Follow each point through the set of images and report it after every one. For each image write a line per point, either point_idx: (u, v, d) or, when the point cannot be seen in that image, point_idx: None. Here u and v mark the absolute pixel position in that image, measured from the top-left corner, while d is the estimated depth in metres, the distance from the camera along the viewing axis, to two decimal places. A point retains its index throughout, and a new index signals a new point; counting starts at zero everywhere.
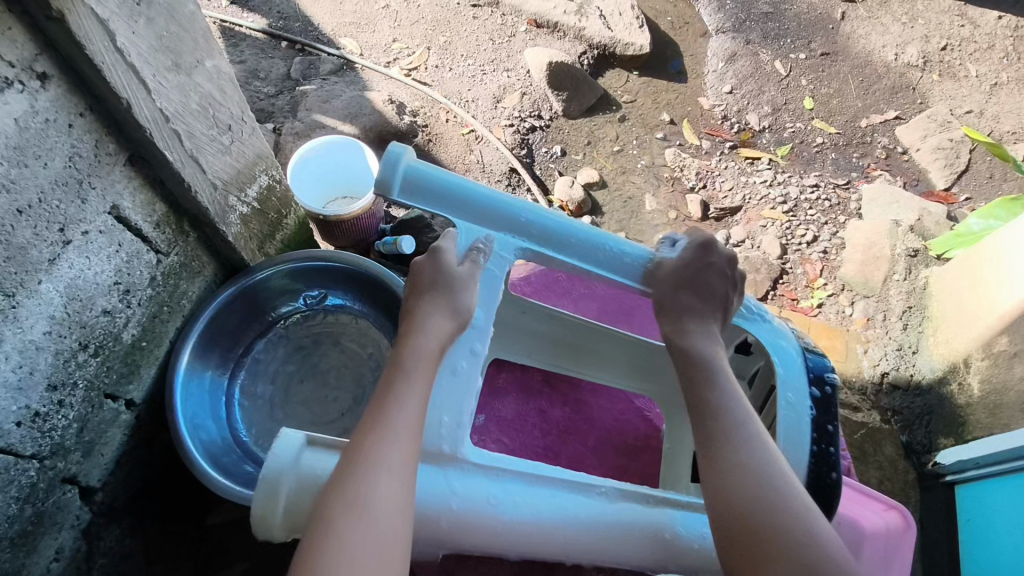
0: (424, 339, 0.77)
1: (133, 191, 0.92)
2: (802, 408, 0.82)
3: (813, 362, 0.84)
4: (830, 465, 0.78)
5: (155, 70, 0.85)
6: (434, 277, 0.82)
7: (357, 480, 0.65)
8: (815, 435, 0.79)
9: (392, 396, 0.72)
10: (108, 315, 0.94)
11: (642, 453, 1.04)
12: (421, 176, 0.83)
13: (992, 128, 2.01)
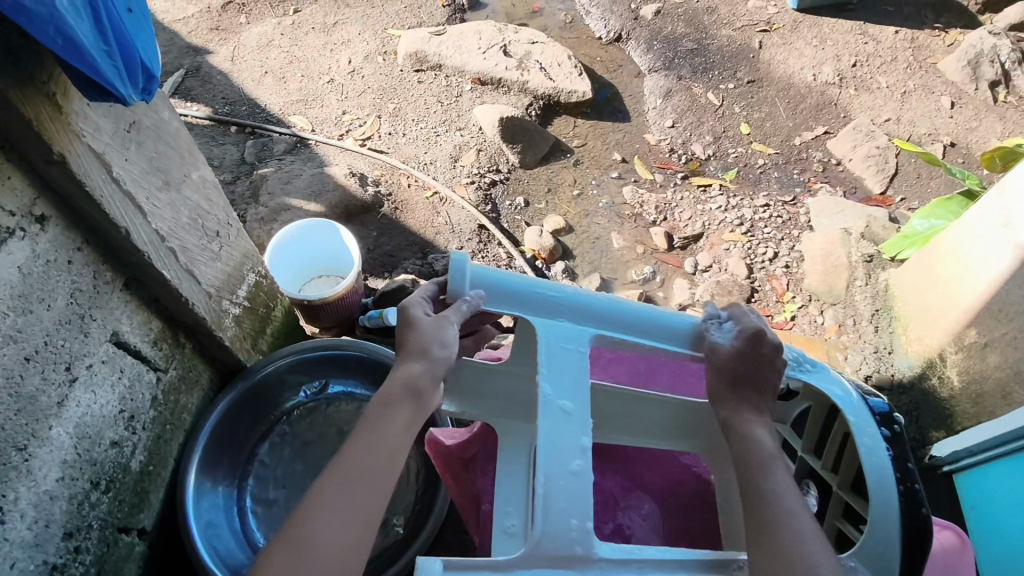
0: (389, 382, 0.75)
1: (131, 313, 0.90)
2: (880, 450, 0.77)
3: (874, 403, 0.81)
4: (919, 501, 0.74)
5: (148, 192, 0.84)
6: (427, 330, 0.77)
7: (309, 515, 0.65)
8: (899, 475, 0.75)
9: (360, 436, 0.71)
10: (116, 446, 0.90)
11: (699, 509, 1.02)
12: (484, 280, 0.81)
13: (910, 132, 2.20)
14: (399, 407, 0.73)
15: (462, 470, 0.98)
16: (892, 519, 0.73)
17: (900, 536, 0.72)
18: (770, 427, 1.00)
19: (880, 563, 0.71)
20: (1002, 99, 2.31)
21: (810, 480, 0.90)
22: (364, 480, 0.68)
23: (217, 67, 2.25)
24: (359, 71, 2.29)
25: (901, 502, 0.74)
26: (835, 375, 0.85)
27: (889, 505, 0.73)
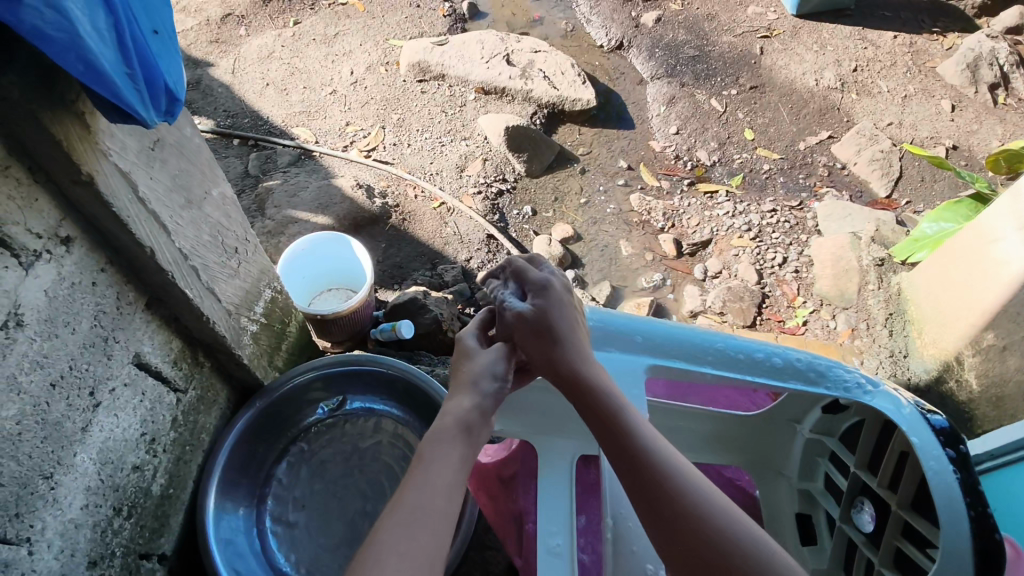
0: (442, 419, 0.77)
1: (152, 333, 0.88)
2: (948, 475, 0.76)
3: (934, 420, 0.80)
4: (992, 526, 0.73)
5: (171, 211, 0.82)
6: (478, 365, 0.84)
7: (374, 555, 0.62)
8: (969, 498, 0.74)
9: (417, 475, 0.70)
10: (138, 470, 0.88)
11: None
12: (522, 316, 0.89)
13: (913, 135, 2.21)
14: (452, 445, 0.74)
15: (500, 490, 0.99)
16: (963, 537, 0.72)
17: (972, 557, 0.71)
18: (814, 439, 0.99)
19: None
20: (1002, 101, 2.32)
21: (866, 498, 0.89)
22: (428, 520, 0.66)
23: (218, 79, 2.23)
24: (361, 83, 2.28)
25: (973, 524, 0.73)
26: (886, 394, 0.84)
27: (960, 526, 0.72)
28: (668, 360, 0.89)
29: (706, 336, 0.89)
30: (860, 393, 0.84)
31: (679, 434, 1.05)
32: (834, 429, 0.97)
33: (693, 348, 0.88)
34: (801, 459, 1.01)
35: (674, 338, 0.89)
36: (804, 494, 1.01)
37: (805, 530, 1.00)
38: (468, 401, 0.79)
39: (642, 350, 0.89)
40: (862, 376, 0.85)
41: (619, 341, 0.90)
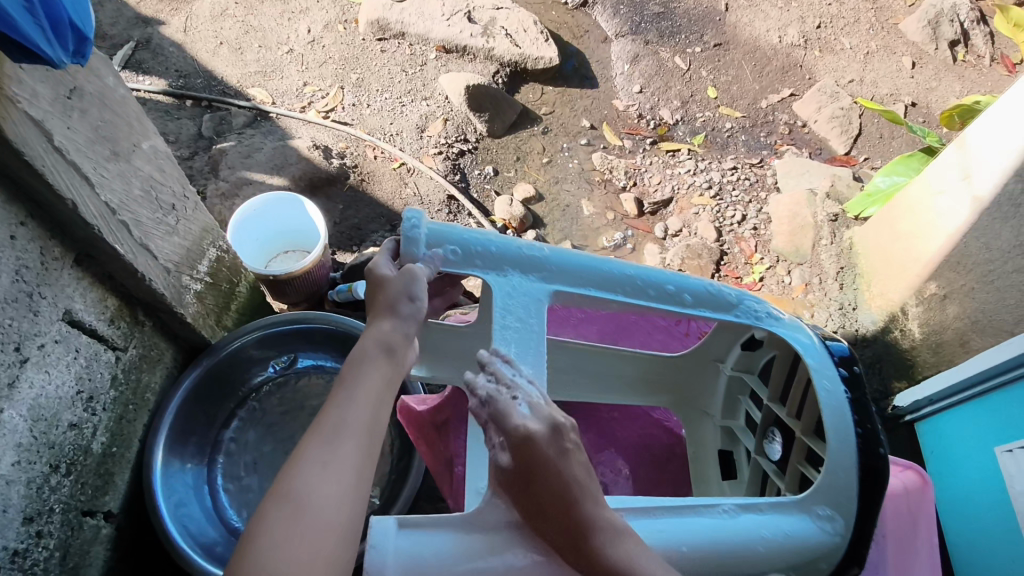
0: (363, 340, 0.75)
1: (84, 291, 0.87)
2: (839, 395, 0.79)
3: (834, 347, 0.83)
4: (876, 443, 0.77)
5: (95, 162, 0.80)
6: (395, 286, 0.77)
7: (296, 474, 0.62)
8: (858, 416, 0.77)
9: (339, 393, 0.70)
10: (75, 428, 0.88)
11: (668, 463, 1.13)
12: (445, 235, 0.80)
13: (873, 92, 2.22)
14: (375, 362, 0.73)
15: (435, 435, 1.01)
16: (849, 458, 0.76)
17: (858, 473, 0.76)
18: (735, 376, 1.02)
19: (841, 503, 0.76)
20: (961, 58, 2.34)
21: (776, 428, 0.92)
22: (351, 436, 0.66)
23: (169, 38, 2.14)
24: (319, 41, 2.22)
25: (861, 443, 0.76)
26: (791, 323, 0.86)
27: (848, 446, 0.76)
28: (572, 286, 0.82)
29: (618, 264, 0.84)
30: (769, 321, 0.85)
31: (609, 378, 1.07)
32: (754, 366, 0.99)
33: (596, 273, 0.83)
34: (724, 397, 1.05)
35: (582, 266, 0.83)
36: (725, 431, 1.05)
37: (725, 465, 1.04)
38: (393, 321, 0.76)
39: (545, 276, 0.82)
40: (764, 305, 0.87)
41: (523, 265, 0.81)
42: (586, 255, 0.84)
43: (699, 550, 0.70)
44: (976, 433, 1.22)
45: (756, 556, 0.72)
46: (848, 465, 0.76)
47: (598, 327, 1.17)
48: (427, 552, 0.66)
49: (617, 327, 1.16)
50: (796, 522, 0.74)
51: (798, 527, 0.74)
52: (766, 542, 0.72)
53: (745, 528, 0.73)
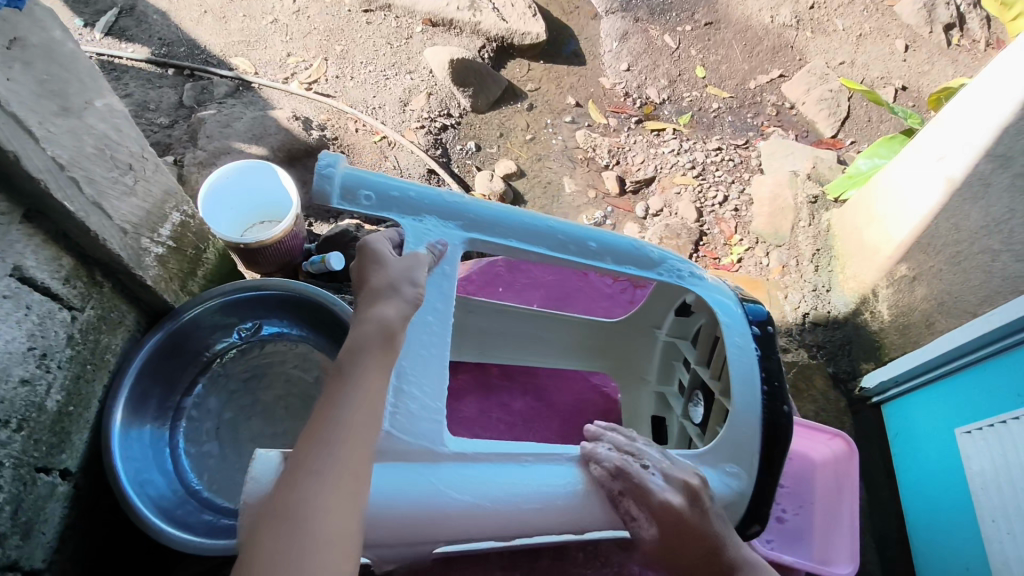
0: (362, 325, 0.71)
1: (35, 249, 0.87)
2: (750, 354, 0.85)
3: (751, 309, 0.88)
4: (780, 400, 0.83)
5: (41, 117, 0.80)
6: (397, 270, 0.75)
7: (297, 486, 0.59)
8: (765, 374, 0.83)
9: (330, 403, 0.65)
10: (28, 384, 0.88)
11: (605, 426, 1.12)
12: (361, 180, 0.79)
13: (863, 75, 2.19)
14: (370, 353, 0.68)
15: None
16: (754, 415, 0.82)
17: (761, 429, 0.82)
18: (671, 342, 1.04)
19: (742, 460, 0.81)
20: (956, 42, 2.31)
21: (700, 391, 0.95)
22: (349, 439, 0.63)
23: (152, 5, 2.11)
24: (304, 12, 2.19)
25: (765, 400, 0.82)
26: (712, 285, 0.90)
27: (753, 405, 0.82)
28: (490, 236, 0.84)
29: (541, 217, 0.85)
30: (691, 280, 0.90)
31: (548, 342, 1.09)
32: (688, 332, 1.01)
33: (514, 225, 0.85)
34: (660, 364, 1.07)
35: (500, 217, 0.84)
36: (660, 397, 1.06)
37: (658, 430, 1.06)
38: (394, 312, 0.72)
39: (463, 226, 0.83)
40: (688, 266, 0.90)
41: (441, 213, 0.83)
42: (505, 208, 0.85)
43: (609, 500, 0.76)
44: (940, 416, 1.24)
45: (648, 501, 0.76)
46: (754, 421, 0.81)
47: (542, 295, 1.20)
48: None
49: (562, 293, 1.20)
50: (695, 474, 0.79)
51: (698, 478, 0.79)
52: None
53: (643, 476, 0.77)
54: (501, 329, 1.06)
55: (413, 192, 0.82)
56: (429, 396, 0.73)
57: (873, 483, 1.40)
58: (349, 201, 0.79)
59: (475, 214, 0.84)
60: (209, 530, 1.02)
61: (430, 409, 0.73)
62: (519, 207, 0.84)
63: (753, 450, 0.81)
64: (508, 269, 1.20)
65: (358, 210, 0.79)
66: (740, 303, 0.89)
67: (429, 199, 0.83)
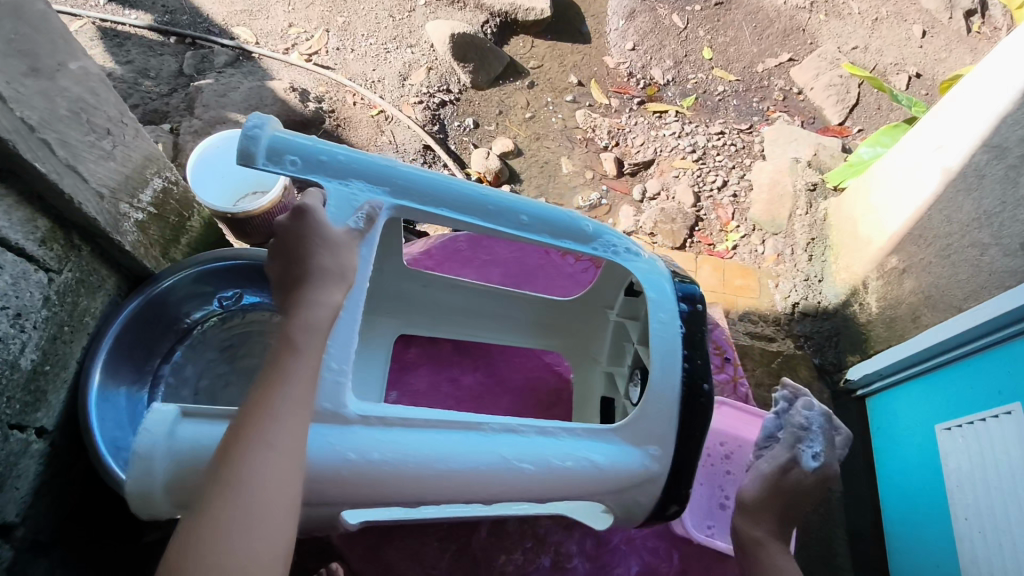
0: (313, 306, 0.68)
1: (8, 210, 0.87)
2: (673, 329, 0.82)
3: (685, 287, 0.86)
4: (701, 379, 0.80)
5: (10, 78, 0.80)
6: (341, 259, 0.73)
7: (242, 455, 0.58)
8: (686, 353, 0.80)
9: (278, 374, 0.64)
10: (1, 343, 0.90)
11: (552, 404, 1.12)
12: (285, 140, 0.76)
13: (876, 61, 2.13)
14: (317, 334, 0.67)
15: None
16: (670, 391, 0.78)
17: (678, 405, 0.79)
18: (620, 322, 1.02)
19: (653, 435, 0.78)
20: (975, 29, 2.23)
21: (639, 371, 0.93)
22: (297, 415, 0.62)
23: None
24: None
25: (684, 377, 0.79)
26: (650, 263, 0.88)
27: (671, 382, 0.79)
28: (419, 203, 0.80)
29: (472, 186, 0.82)
30: (629, 258, 0.87)
31: (500, 318, 1.11)
32: (637, 312, 0.98)
33: (443, 191, 0.81)
34: (611, 344, 1.06)
35: (430, 183, 0.81)
36: (608, 377, 1.06)
37: (607, 411, 1.05)
38: (340, 296, 0.71)
39: (390, 191, 0.80)
40: (629, 243, 0.88)
41: (369, 178, 0.79)
42: (435, 175, 0.82)
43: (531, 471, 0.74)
44: (921, 411, 1.23)
45: (556, 475, 0.74)
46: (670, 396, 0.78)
47: (502, 272, 1.19)
48: (202, 446, 0.66)
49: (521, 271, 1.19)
50: (616, 451, 0.78)
51: (615, 452, 0.77)
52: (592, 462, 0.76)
53: (562, 449, 0.76)
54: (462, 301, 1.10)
55: (341, 156, 0.78)
56: (333, 357, 0.70)
57: (851, 477, 1.39)
58: (272, 162, 0.75)
59: (405, 181, 0.80)
60: None
61: (335, 371, 0.70)
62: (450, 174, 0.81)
63: (667, 426, 0.78)
64: (469, 245, 1.20)
65: (281, 172, 0.75)
66: (676, 280, 0.87)
67: (358, 163, 0.79)
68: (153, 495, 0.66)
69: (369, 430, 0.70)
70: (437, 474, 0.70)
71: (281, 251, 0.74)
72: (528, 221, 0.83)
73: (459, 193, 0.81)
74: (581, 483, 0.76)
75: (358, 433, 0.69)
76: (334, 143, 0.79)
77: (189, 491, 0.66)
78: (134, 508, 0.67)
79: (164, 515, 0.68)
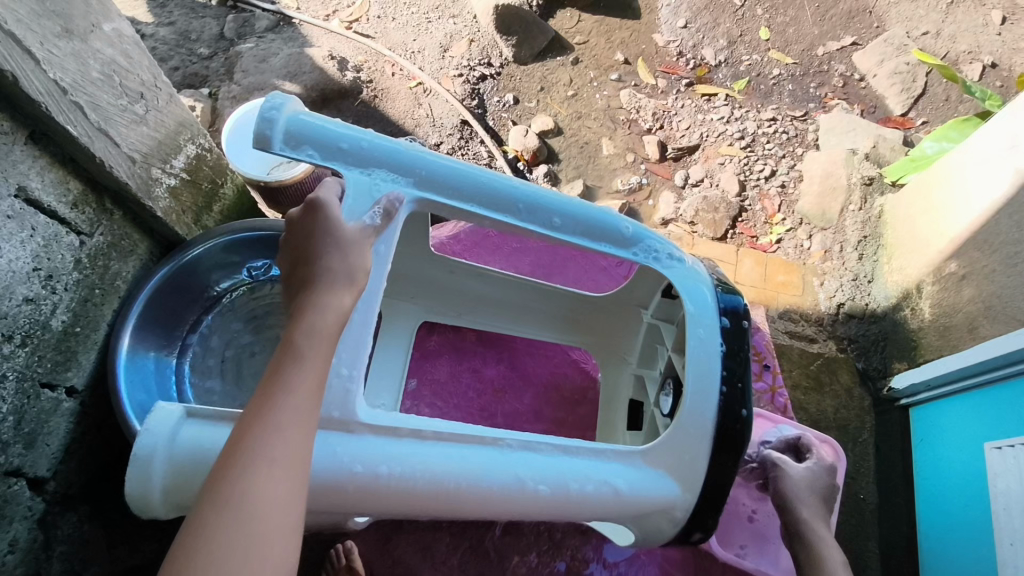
0: (320, 313, 0.65)
1: (40, 170, 0.87)
2: (712, 347, 0.78)
3: (725, 299, 0.81)
4: (740, 404, 0.76)
5: (42, 38, 0.79)
6: (354, 257, 0.70)
7: (241, 473, 0.53)
8: (725, 377, 0.76)
9: (277, 382, 0.59)
10: (32, 303, 0.91)
11: (577, 405, 1.11)
12: (305, 125, 0.74)
13: (948, 49, 1.98)
14: (323, 340, 0.63)
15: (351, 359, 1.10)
16: (707, 416, 0.75)
17: (713, 431, 0.75)
18: (654, 324, 0.98)
19: (687, 464, 0.75)
20: None
21: (671, 381, 0.88)
22: (300, 427, 0.58)
23: None
24: None
25: (723, 402, 0.76)
26: (689, 270, 0.84)
27: (706, 408, 0.75)
28: (444, 196, 0.78)
29: (500, 179, 0.79)
30: (665, 263, 0.82)
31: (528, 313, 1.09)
32: (673, 314, 0.93)
33: (472, 186, 0.78)
34: (643, 349, 1.02)
35: (458, 177, 0.78)
36: (638, 380, 1.03)
37: (634, 416, 1.01)
38: (349, 298, 0.67)
39: (415, 182, 0.78)
40: (664, 246, 0.83)
41: (392, 167, 0.77)
42: (461, 166, 0.79)
43: (550, 494, 0.71)
44: (966, 426, 1.16)
45: (571, 497, 0.71)
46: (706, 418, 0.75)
47: (532, 262, 1.16)
48: (204, 449, 0.65)
49: (551, 262, 1.16)
50: (643, 476, 0.74)
51: (640, 477, 0.74)
52: (616, 490, 0.73)
53: (583, 470, 0.72)
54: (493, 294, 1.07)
55: (363, 143, 0.76)
56: (345, 363, 0.68)
57: (890, 490, 1.32)
58: (291, 147, 0.74)
59: (429, 171, 0.78)
60: None
61: (345, 376, 0.67)
62: (476, 166, 0.79)
63: (700, 454, 0.75)
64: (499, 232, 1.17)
65: (300, 157, 0.74)
66: (715, 289, 0.82)
67: (381, 151, 0.77)
68: (153, 497, 0.66)
69: (376, 440, 0.67)
70: (444, 491, 0.68)
71: (293, 246, 0.71)
72: (560, 222, 0.79)
73: (485, 187, 0.79)
74: (596, 506, 0.72)
75: (362, 444, 0.67)
76: (357, 128, 0.78)
77: (192, 494, 0.65)
78: (133, 507, 0.66)
79: (164, 515, 0.68)
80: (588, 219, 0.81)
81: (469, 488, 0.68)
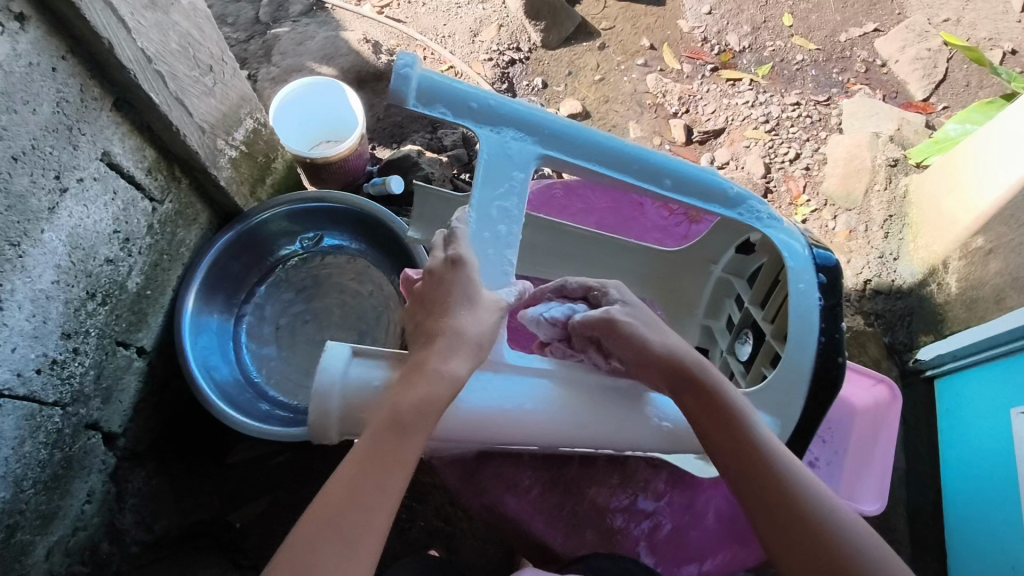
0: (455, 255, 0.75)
1: (122, 137, 0.92)
2: (812, 300, 0.83)
3: (820, 256, 0.86)
4: (837, 350, 0.81)
5: (133, 8, 0.83)
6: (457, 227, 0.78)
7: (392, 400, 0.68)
8: (823, 330, 0.81)
9: (392, 438, 0.66)
10: (111, 264, 0.96)
11: None
12: (436, 84, 0.78)
13: (969, 35, 2.02)
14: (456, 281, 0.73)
15: None
16: (806, 362, 0.81)
17: (812, 372, 0.81)
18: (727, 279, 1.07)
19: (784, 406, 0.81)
20: None
21: (750, 331, 0.97)
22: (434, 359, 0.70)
23: None
24: None
25: (821, 348, 0.81)
26: (788, 229, 0.88)
27: (806, 350, 0.81)
28: (566, 154, 0.83)
29: (616, 139, 0.84)
30: (767, 223, 0.87)
31: (597, 271, 1.12)
32: (744, 271, 1.04)
33: (592, 145, 0.83)
34: (711, 298, 1.09)
35: (579, 135, 0.83)
36: (706, 330, 1.10)
37: None
38: (467, 366, 0.70)
39: (538, 140, 0.82)
40: (766, 210, 0.88)
41: (518, 124, 0.82)
42: (578, 125, 0.84)
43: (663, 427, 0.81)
44: (994, 391, 1.20)
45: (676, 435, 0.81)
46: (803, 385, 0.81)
47: (597, 219, 1.21)
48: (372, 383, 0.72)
49: (616, 220, 1.21)
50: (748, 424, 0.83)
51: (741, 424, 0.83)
52: None
53: None
54: (557, 250, 1.10)
55: (489, 100, 0.81)
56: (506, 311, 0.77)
57: (915, 458, 1.38)
58: (424, 105, 0.79)
59: (551, 130, 0.82)
60: (264, 418, 1.09)
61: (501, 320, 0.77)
62: (593, 126, 0.83)
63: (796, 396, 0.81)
64: (564, 192, 1.20)
65: (433, 114, 0.79)
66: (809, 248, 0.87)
67: (508, 109, 0.82)
68: (330, 429, 0.73)
69: (518, 378, 0.77)
70: (573, 429, 0.78)
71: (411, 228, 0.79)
72: (669, 183, 0.85)
73: (603, 146, 0.83)
74: None
75: (504, 382, 0.77)
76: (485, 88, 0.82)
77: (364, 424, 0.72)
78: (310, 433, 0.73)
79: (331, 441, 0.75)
80: (697, 180, 0.86)
81: (606, 427, 0.79)
